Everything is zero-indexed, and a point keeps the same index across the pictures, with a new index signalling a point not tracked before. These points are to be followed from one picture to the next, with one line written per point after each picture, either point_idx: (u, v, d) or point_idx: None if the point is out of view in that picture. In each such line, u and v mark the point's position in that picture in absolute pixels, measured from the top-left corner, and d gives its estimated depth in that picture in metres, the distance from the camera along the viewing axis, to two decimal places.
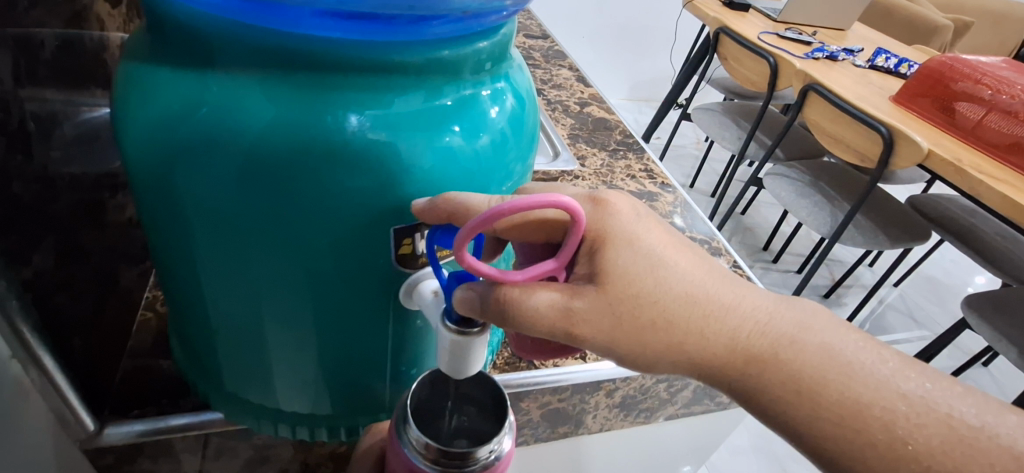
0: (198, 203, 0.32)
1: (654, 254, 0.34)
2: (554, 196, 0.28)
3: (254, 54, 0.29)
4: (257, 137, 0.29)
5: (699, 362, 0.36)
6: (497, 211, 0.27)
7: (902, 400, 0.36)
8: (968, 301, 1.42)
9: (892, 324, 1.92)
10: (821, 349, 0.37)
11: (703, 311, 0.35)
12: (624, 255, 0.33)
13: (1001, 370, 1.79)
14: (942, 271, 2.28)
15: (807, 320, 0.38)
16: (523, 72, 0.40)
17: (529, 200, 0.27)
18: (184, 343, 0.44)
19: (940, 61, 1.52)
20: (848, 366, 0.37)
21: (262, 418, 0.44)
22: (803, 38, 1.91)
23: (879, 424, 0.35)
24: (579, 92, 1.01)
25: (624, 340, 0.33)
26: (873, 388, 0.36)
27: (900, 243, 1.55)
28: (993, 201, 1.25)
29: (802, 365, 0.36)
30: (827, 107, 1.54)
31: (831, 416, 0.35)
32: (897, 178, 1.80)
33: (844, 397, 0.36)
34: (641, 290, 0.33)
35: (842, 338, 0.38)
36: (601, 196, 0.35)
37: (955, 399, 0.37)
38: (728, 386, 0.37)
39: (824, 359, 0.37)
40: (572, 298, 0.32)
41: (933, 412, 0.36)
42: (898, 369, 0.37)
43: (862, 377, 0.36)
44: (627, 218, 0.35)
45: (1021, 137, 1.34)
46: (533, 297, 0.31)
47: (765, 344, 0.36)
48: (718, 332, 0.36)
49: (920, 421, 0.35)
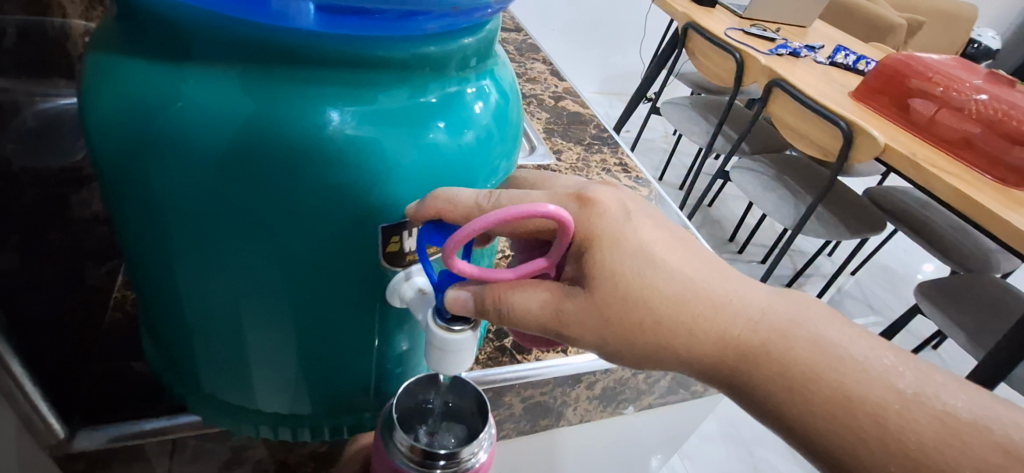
0: (172, 196, 0.30)
1: (646, 249, 0.35)
2: (542, 206, 0.28)
3: (233, 46, 0.28)
4: (239, 132, 0.28)
5: (687, 359, 0.37)
6: (489, 220, 0.27)
7: (895, 396, 0.37)
8: (922, 289, 1.50)
9: (850, 310, 2.01)
10: (812, 343, 0.38)
11: (692, 313, 0.36)
12: (610, 255, 0.34)
13: (949, 353, 1.91)
14: (896, 260, 2.40)
15: (800, 314, 0.39)
16: (507, 67, 0.39)
17: (517, 210, 0.27)
18: (157, 344, 0.42)
19: (895, 58, 1.58)
20: (840, 360, 0.38)
21: (239, 419, 0.43)
22: (767, 34, 1.96)
23: (870, 420, 0.36)
24: (553, 86, 1.01)
25: (613, 340, 0.34)
26: (866, 384, 0.37)
27: (858, 233, 1.62)
28: (946, 193, 1.32)
29: (793, 361, 0.38)
30: (791, 103, 1.59)
31: (822, 411, 0.37)
32: (856, 171, 1.88)
33: (836, 393, 0.37)
34: (628, 289, 0.34)
35: (837, 333, 0.39)
36: (588, 194, 0.35)
37: (947, 394, 0.38)
38: (718, 378, 0.39)
39: (816, 354, 0.38)
40: (563, 298, 0.33)
41: (925, 406, 0.37)
42: (893, 364, 0.38)
43: (853, 372, 0.37)
44: (615, 214, 0.35)
45: (970, 132, 1.41)
46: (523, 295, 0.32)
47: (759, 341, 0.38)
48: (708, 330, 0.37)
49: (912, 416, 0.36)
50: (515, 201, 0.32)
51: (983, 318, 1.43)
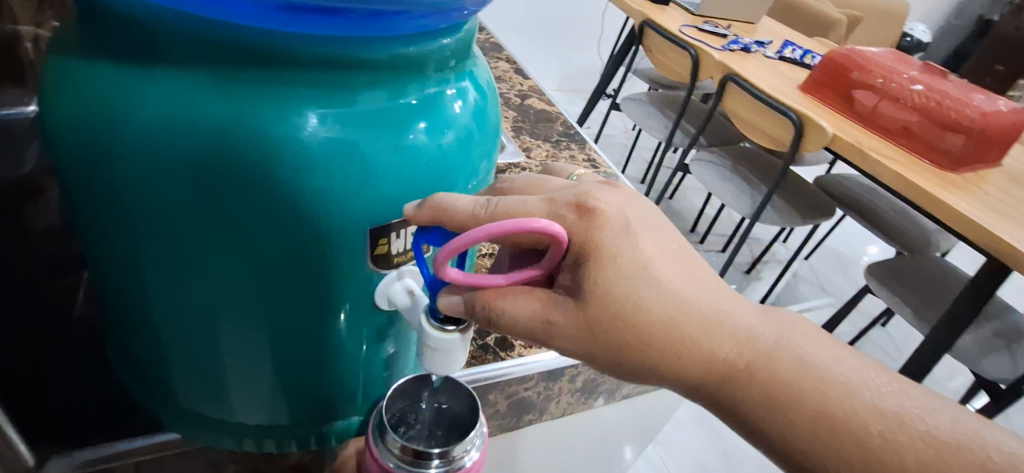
0: (143, 205, 0.29)
1: (643, 258, 0.33)
2: (536, 221, 0.29)
3: (206, 49, 0.27)
4: (215, 138, 0.28)
5: (672, 378, 0.36)
6: (481, 231, 0.27)
7: (878, 417, 0.36)
8: (871, 270, 1.58)
9: (805, 294, 2.11)
10: (798, 364, 0.37)
11: (683, 334, 0.34)
12: (607, 273, 0.32)
13: (895, 330, 2.03)
14: (845, 243, 2.53)
15: (786, 333, 0.38)
16: (483, 67, 0.40)
17: (513, 224, 0.27)
18: (127, 361, 0.41)
19: (839, 52, 1.67)
20: (824, 381, 0.36)
21: (217, 434, 0.42)
22: (719, 31, 2.02)
23: (852, 441, 0.35)
24: (519, 84, 1.02)
25: (600, 353, 0.34)
26: (849, 405, 0.36)
27: (810, 220, 1.70)
28: (890, 179, 1.39)
29: (778, 383, 0.36)
30: (744, 97, 1.65)
31: (805, 432, 0.36)
32: (806, 161, 1.96)
33: (819, 414, 0.36)
34: (620, 307, 0.33)
35: (822, 353, 0.38)
36: (590, 200, 0.33)
37: (932, 414, 0.37)
38: (702, 395, 0.38)
39: (802, 374, 0.36)
40: (553, 309, 0.32)
41: (908, 427, 0.36)
42: (877, 384, 0.37)
43: (836, 393, 0.36)
44: (616, 224, 0.33)
45: (908, 120, 1.50)
46: (516, 304, 0.32)
47: (740, 366, 0.36)
48: (693, 355, 0.35)
49: (897, 438, 0.35)
50: (513, 215, 0.30)
51: (927, 296, 1.53)
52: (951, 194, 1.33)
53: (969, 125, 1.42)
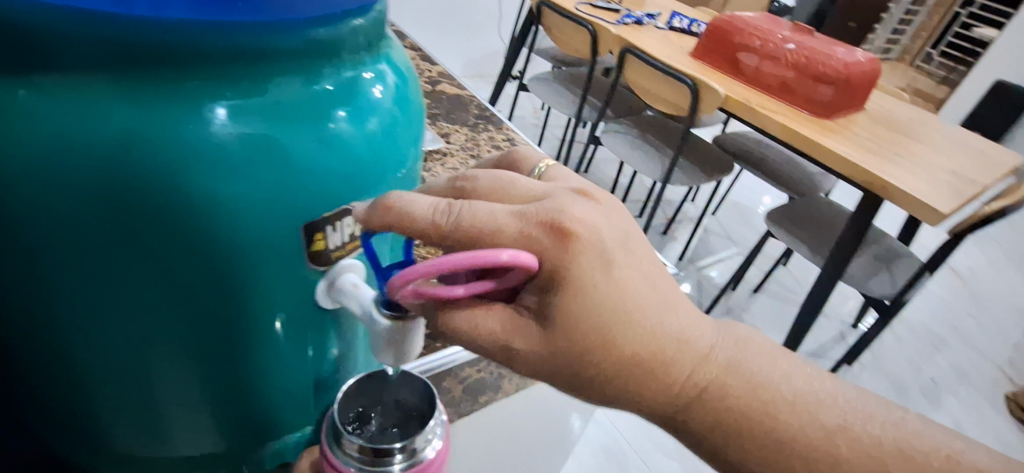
0: (39, 226, 0.27)
1: (623, 289, 0.31)
2: (503, 251, 0.26)
3: (92, 49, 0.25)
4: (115, 146, 0.26)
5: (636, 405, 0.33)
6: (440, 258, 0.25)
7: (817, 428, 0.36)
8: (771, 216, 1.73)
9: (716, 246, 2.27)
10: (746, 386, 0.36)
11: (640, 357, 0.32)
12: (573, 302, 0.30)
13: (795, 268, 2.24)
14: (745, 196, 2.74)
15: (739, 351, 0.36)
16: (400, 51, 0.38)
17: (474, 255, 0.25)
18: (39, 402, 0.37)
19: (721, 19, 1.79)
20: (769, 395, 0.36)
21: (158, 468, 0.39)
22: (612, 6, 2.09)
23: (799, 459, 0.35)
24: (427, 70, 1.00)
25: (558, 377, 0.32)
26: (789, 411, 0.36)
27: (713, 177, 1.82)
28: (778, 132, 1.53)
29: (724, 396, 0.35)
30: (643, 67, 1.73)
31: (756, 451, 0.35)
32: (704, 123, 2.10)
33: (764, 434, 0.35)
34: (584, 334, 0.31)
35: (771, 367, 0.37)
36: (563, 219, 0.30)
37: (875, 423, 0.37)
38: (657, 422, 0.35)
39: (747, 391, 0.35)
40: (519, 333, 0.31)
41: (849, 432, 0.36)
42: (824, 394, 0.37)
43: (779, 407, 0.36)
44: (595, 247, 0.31)
45: (786, 76, 1.64)
46: (471, 317, 0.30)
47: (705, 381, 0.34)
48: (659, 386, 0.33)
49: (850, 436, 0.36)
50: (471, 232, 0.28)
51: (819, 234, 1.69)
52: (831, 139, 1.48)
53: (836, 76, 1.58)
